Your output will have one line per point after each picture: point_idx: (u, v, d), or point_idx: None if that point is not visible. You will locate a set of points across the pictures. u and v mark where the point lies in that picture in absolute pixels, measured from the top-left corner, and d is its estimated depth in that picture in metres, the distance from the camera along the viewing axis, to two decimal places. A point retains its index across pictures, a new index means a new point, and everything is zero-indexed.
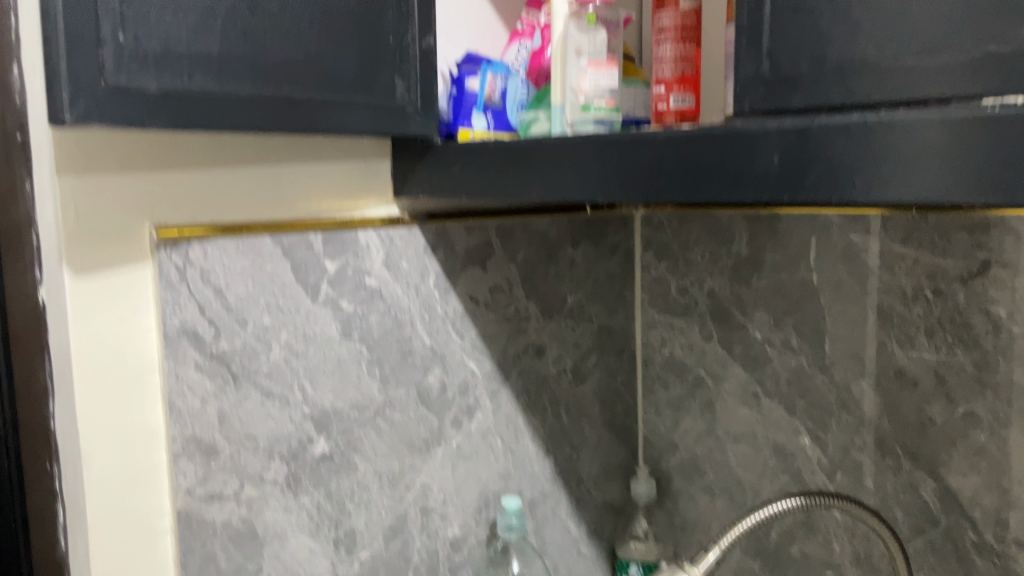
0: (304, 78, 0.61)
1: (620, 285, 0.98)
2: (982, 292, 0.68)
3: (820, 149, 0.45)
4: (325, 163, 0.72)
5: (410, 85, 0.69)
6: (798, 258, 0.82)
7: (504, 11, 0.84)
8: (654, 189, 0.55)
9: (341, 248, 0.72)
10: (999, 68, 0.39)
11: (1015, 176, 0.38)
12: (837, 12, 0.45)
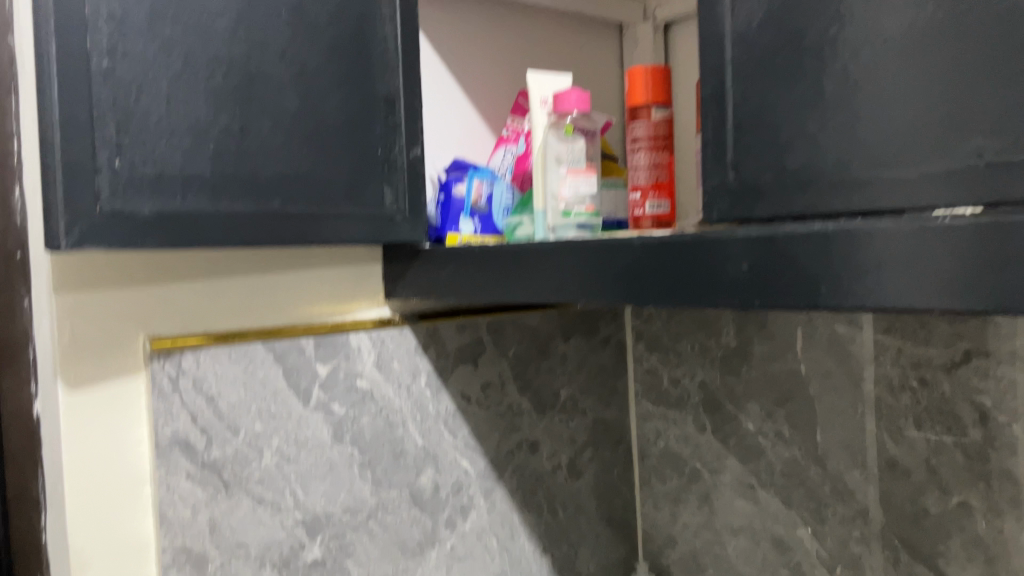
0: (294, 193, 0.63)
1: (614, 378, 0.99)
2: (966, 382, 0.69)
3: (787, 258, 0.47)
4: (317, 270, 0.74)
5: (398, 194, 0.72)
6: (785, 349, 0.83)
7: (492, 118, 0.87)
8: (634, 293, 0.57)
9: (333, 352, 0.74)
10: (948, 181, 0.41)
11: (966, 284, 0.39)
12: (794, 127, 0.47)
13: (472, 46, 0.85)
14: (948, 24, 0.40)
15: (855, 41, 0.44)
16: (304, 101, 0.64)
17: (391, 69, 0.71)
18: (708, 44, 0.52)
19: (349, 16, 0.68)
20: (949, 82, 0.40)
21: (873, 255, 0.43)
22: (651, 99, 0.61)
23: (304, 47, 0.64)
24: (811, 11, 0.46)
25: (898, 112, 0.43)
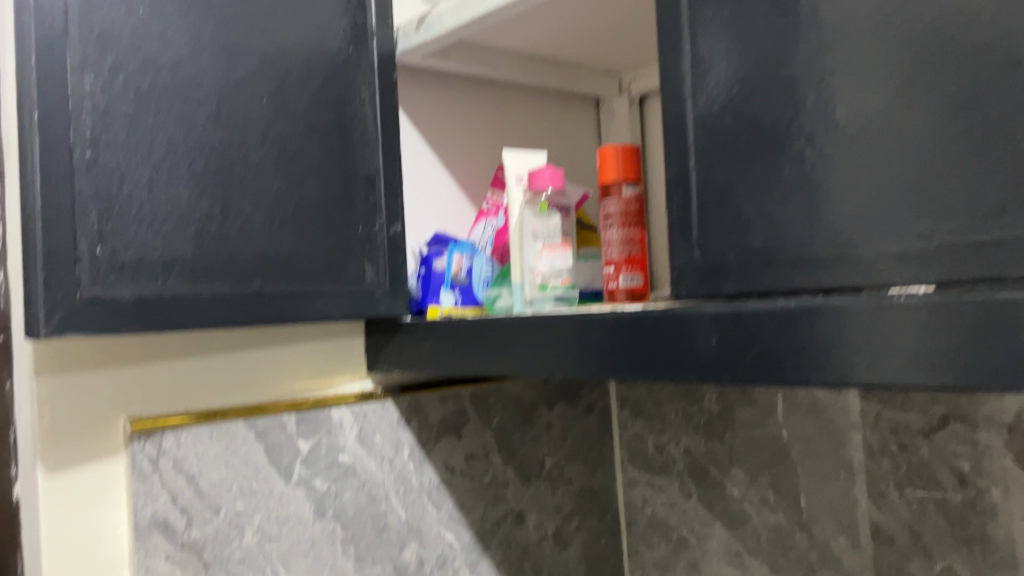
0: (275, 272, 0.64)
1: (599, 445, 0.99)
2: (944, 447, 0.69)
3: (753, 334, 0.48)
4: (299, 345, 0.75)
5: (379, 269, 0.73)
6: (767, 414, 0.83)
7: (473, 192, 0.89)
8: (609, 366, 0.58)
9: (315, 427, 0.74)
10: (903, 260, 0.42)
11: (928, 359, 0.40)
12: (756, 207, 0.49)
13: (453, 123, 0.87)
14: (897, 111, 0.42)
15: (810, 126, 0.46)
16: (286, 183, 0.65)
17: (371, 148, 0.73)
18: (673, 127, 0.54)
19: (331, 100, 0.70)
20: (901, 165, 0.42)
21: (836, 331, 0.44)
22: (622, 176, 0.63)
23: (286, 131, 0.66)
24: (767, 98, 0.48)
25: (853, 194, 0.44)
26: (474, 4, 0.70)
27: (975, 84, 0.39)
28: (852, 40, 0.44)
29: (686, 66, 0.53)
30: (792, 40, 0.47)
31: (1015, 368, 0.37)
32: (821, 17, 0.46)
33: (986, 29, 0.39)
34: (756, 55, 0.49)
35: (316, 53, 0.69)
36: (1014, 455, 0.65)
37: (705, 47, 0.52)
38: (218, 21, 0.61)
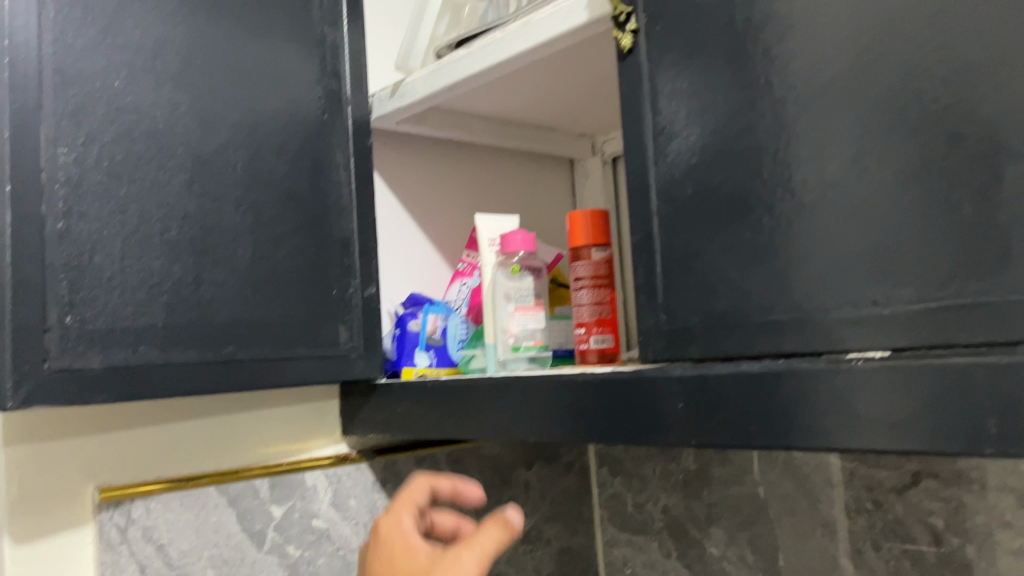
0: (246, 338, 0.64)
1: (577, 504, 0.99)
2: (917, 503, 0.70)
3: (719, 398, 0.48)
4: (272, 410, 0.75)
5: (353, 332, 0.73)
6: (743, 471, 0.83)
7: (448, 253, 0.90)
8: (580, 429, 0.58)
9: (288, 492, 0.74)
10: (860, 325, 0.43)
11: (888, 424, 0.41)
12: (718, 272, 0.50)
13: (428, 185, 0.89)
14: (851, 181, 0.44)
15: (767, 195, 0.47)
16: (260, 248, 0.66)
17: (346, 212, 0.74)
18: (637, 194, 0.55)
19: (305, 165, 0.71)
20: (857, 232, 0.43)
21: (799, 396, 0.45)
22: (591, 240, 0.65)
23: (260, 197, 0.67)
24: (726, 167, 0.50)
25: (811, 261, 0.45)
26: (447, 72, 0.72)
27: (923, 156, 0.41)
28: (805, 112, 0.46)
29: (648, 135, 0.54)
30: (748, 111, 0.49)
31: (972, 432, 0.38)
32: (774, 90, 0.47)
33: (931, 104, 0.41)
34: (714, 125, 0.50)
35: (290, 122, 0.70)
36: (988, 511, 0.65)
37: (666, 117, 0.53)
38: (193, 92, 0.63)
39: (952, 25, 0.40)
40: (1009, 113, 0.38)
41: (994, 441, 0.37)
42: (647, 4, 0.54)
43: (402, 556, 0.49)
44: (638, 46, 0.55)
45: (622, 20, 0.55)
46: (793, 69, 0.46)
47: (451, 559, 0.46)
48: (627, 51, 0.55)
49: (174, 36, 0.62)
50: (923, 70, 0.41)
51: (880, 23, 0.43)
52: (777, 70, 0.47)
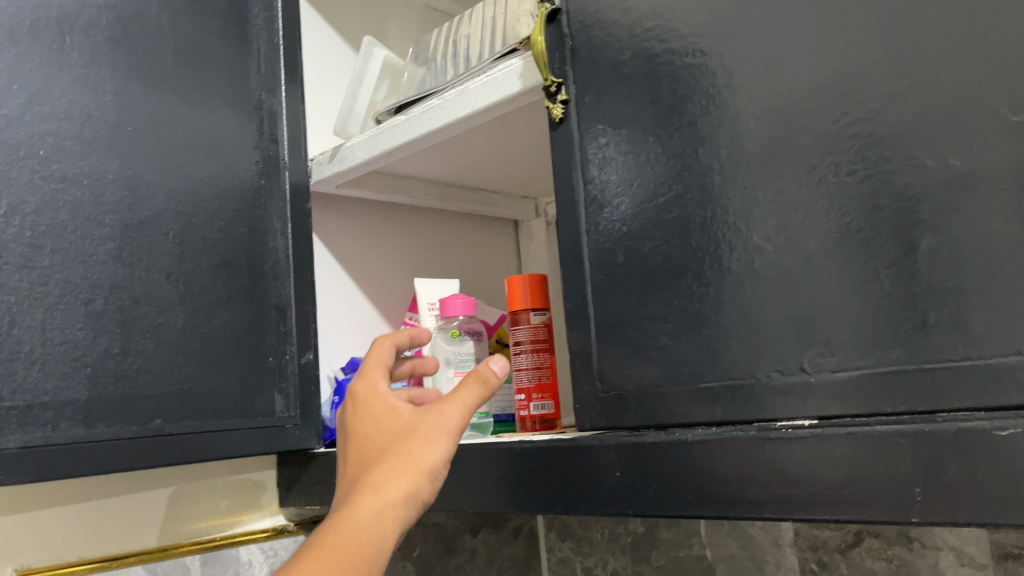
0: (176, 410, 0.62)
1: (525, 570, 0.98)
2: (860, 562, 0.70)
3: (654, 467, 0.48)
4: (207, 482, 0.74)
5: (289, 401, 0.72)
6: (690, 534, 0.83)
7: (391, 316, 0.90)
8: (517, 499, 0.56)
9: (222, 568, 0.72)
10: (790, 393, 0.43)
11: (821, 492, 0.41)
12: (649, 340, 0.50)
13: (369, 248, 0.88)
14: (775, 250, 0.44)
15: (696, 263, 0.48)
16: (192, 317, 0.64)
17: (283, 278, 0.73)
18: (571, 261, 0.55)
19: (241, 231, 0.70)
20: (781, 299, 0.44)
21: (731, 464, 0.44)
22: (530, 304, 0.65)
23: (192, 265, 0.65)
24: (656, 235, 0.50)
25: (740, 327, 0.46)
26: (385, 136, 0.72)
27: (841, 225, 0.42)
28: (729, 182, 0.47)
29: (580, 202, 0.55)
30: (676, 180, 0.49)
31: (898, 499, 0.38)
32: (700, 160, 0.48)
33: (846, 176, 0.42)
34: (643, 193, 0.51)
35: (225, 188, 0.69)
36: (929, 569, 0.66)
37: (597, 185, 0.54)
38: (123, 160, 0.62)
39: (863, 101, 0.41)
40: (920, 185, 0.39)
41: (920, 509, 0.37)
42: (577, 76, 0.55)
43: (375, 408, 0.44)
44: (569, 116, 0.56)
45: (553, 90, 0.56)
46: (717, 140, 0.47)
47: (434, 415, 0.42)
48: (559, 120, 0.56)
49: (103, 104, 0.61)
50: (838, 143, 0.42)
51: (796, 97, 0.44)
52: (702, 141, 0.48)
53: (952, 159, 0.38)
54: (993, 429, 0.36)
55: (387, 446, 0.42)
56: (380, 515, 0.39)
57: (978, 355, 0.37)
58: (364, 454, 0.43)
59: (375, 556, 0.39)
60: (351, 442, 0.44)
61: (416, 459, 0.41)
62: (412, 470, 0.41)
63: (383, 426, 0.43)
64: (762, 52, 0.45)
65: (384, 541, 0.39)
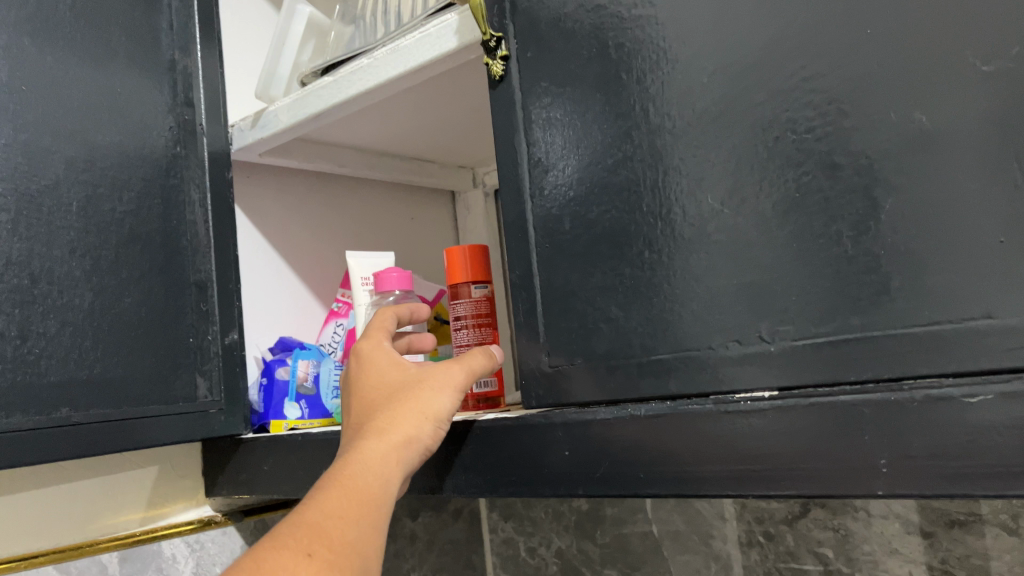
0: (84, 397, 0.57)
1: (466, 553, 0.95)
2: (808, 533, 0.69)
3: (604, 445, 0.46)
4: (122, 475, 0.69)
5: (211, 383, 0.67)
6: (635, 510, 0.81)
7: (322, 293, 0.85)
8: (458, 483, 0.53)
9: (141, 564, 0.68)
10: (749, 364, 0.41)
11: (783, 466, 0.39)
12: (598, 311, 0.47)
13: (296, 222, 0.83)
14: (729, 214, 0.42)
15: (646, 228, 0.45)
16: (100, 296, 0.59)
17: (202, 254, 0.68)
18: (514, 229, 0.52)
19: (154, 203, 0.65)
20: (737, 265, 0.42)
21: (687, 439, 0.42)
22: (471, 277, 0.62)
23: (98, 239, 0.60)
24: (603, 199, 0.47)
25: (694, 296, 0.43)
26: (311, 100, 0.67)
27: (800, 187, 0.40)
28: (681, 142, 0.44)
29: (523, 165, 0.51)
30: (624, 141, 0.46)
31: (861, 472, 0.36)
32: (650, 119, 0.45)
33: (805, 134, 0.39)
34: (590, 155, 0.48)
35: (134, 156, 0.64)
36: (874, 539, 0.66)
37: (541, 147, 0.50)
38: (15, 124, 0.56)
39: (821, 53, 0.39)
40: (882, 143, 0.37)
41: (885, 481, 0.35)
42: (517, 30, 0.51)
43: (379, 366, 0.50)
44: (509, 73, 0.52)
45: (492, 45, 0.52)
46: (667, 99, 0.45)
47: (437, 372, 0.49)
48: (499, 78, 0.52)
49: None
50: (795, 100, 0.40)
51: (751, 51, 0.41)
52: (652, 99, 0.45)
53: (918, 114, 0.36)
54: (962, 397, 0.34)
55: (392, 396, 0.47)
56: (389, 453, 0.44)
57: (944, 320, 0.35)
58: (368, 406, 0.48)
59: (383, 488, 0.43)
60: (356, 397, 0.49)
61: (421, 407, 0.47)
62: (418, 417, 0.47)
63: (389, 379, 0.49)
64: (713, 3, 0.42)
65: (391, 477, 0.44)
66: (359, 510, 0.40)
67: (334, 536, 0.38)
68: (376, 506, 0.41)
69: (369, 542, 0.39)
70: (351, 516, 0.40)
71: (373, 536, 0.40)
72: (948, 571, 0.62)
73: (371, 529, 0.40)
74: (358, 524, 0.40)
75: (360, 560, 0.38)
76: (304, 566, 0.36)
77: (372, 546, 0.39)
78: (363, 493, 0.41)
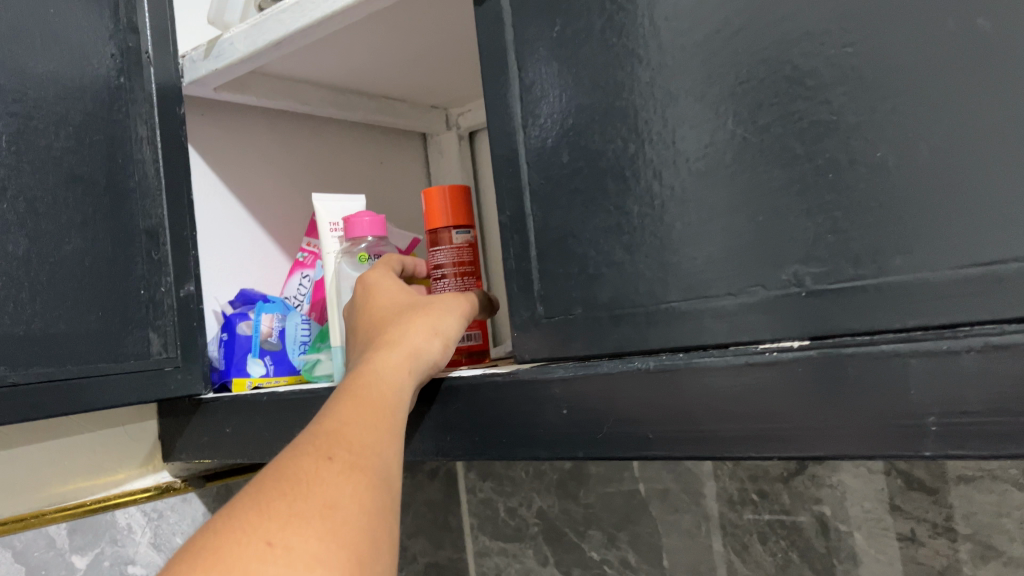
0: (22, 354, 0.51)
1: (444, 514, 0.92)
2: (805, 491, 0.66)
3: (608, 403, 0.41)
4: (70, 440, 0.63)
5: (165, 339, 0.61)
6: (622, 468, 0.78)
7: (286, 242, 0.79)
8: (443, 446, 0.48)
9: (94, 536, 0.62)
10: (773, 311, 0.37)
11: (815, 423, 0.35)
12: (601, 256, 0.42)
13: (256, 166, 0.77)
14: (752, 142, 0.37)
15: (656, 161, 0.40)
16: (35, 243, 0.52)
17: (152, 197, 0.62)
18: (504, 164, 0.46)
19: (96, 140, 0.58)
20: (761, 199, 0.37)
21: (702, 394, 0.38)
22: (451, 222, 0.57)
23: (33, 178, 0.53)
24: (606, 128, 0.42)
25: (710, 235, 0.39)
26: (269, 26, 0.61)
27: (835, 109, 0.35)
28: (696, 61, 0.39)
29: (514, 92, 0.46)
30: (629, 61, 0.41)
31: (908, 431, 0.32)
32: (660, 35, 0.40)
33: (842, 48, 0.34)
34: (589, 80, 0.42)
35: (72, 86, 0.57)
36: (875, 496, 0.63)
37: (533, 72, 0.45)
38: None
39: None
40: (934, 55, 0.32)
41: (934, 442, 0.32)
42: None
43: (385, 293, 0.50)
44: None
45: None
46: (680, 11, 0.39)
47: (442, 300, 0.49)
48: None
49: None
50: (832, 9, 0.35)
51: None
52: (663, 13, 0.40)
53: (981, 21, 0.31)
54: None
55: (399, 314, 0.47)
56: (400, 364, 0.43)
57: (1006, 259, 0.31)
58: (377, 324, 0.47)
59: (397, 396, 0.41)
60: (363, 321, 0.48)
61: (431, 322, 0.47)
62: (428, 332, 0.46)
63: (395, 302, 0.49)
64: None
65: (404, 389, 0.42)
66: (374, 417, 0.38)
67: (352, 441, 0.36)
68: (391, 414, 0.39)
69: (388, 445, 0.37)
70: (368, 421, 0.38)
71: (392, 442, 0.38)
72: (953, 527, 0.59)
73: (389, 436, 0.38)
74: (375, 425, 0.38)
75: (381, 460, 0.36)
76: (325, 468, 0.33)
77: (391, 450, 0.37)
78: (377, 401, 0.40)
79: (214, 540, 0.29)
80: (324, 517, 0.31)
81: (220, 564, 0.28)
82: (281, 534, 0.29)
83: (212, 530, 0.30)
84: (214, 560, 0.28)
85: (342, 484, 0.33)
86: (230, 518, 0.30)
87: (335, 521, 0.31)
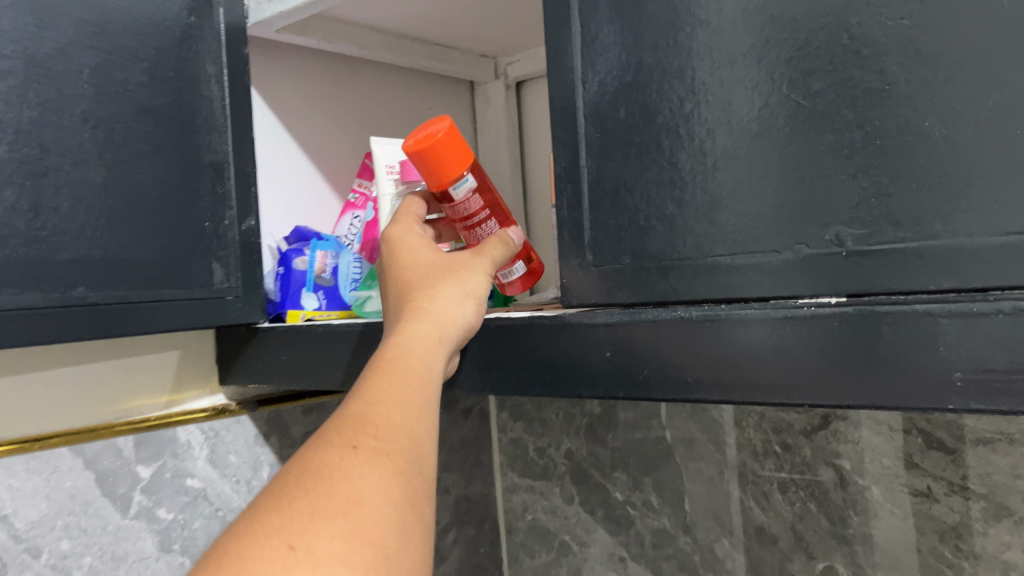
0: (101, 278, 0.54)
1: (475, 450, 0.96)
2: (826, 446, 0.69)
3: (651, 347, 0.44)
4: (138, 359, 0.68)
5: (228, 270, 0.65)
6: (650, 416, 0.81)
7: (338, 182, 0.82)
8: (489, 381, 0.52)
9: (157, 450, 0.67)
10: (815, 268, 0.39)
11: (848, 377, 0.37)
12: (652, 209, 0.45)
13: (311, 106, 0.79)
14: (806, 108, 0.39)
15: (709, 120, 0.42)
16: (113, 172, 0.56)
17: (218, 133, 0.65)
18: (562, 117, 0.48)
19: (167, 75, 0.61)
20: (809, 164, 0.39)
21: (740, 345, 0.41)
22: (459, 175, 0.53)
23: (111, 110, 0.56)
24: (664, 86, 0.44)
25: (759, 194, 0.41)
26: None
27: (888, 79, 0.37)
28: (756, 24, 0.40)
29: (576, 46, 0.47)
30: (690, 22, 0.43)
31: (934, 384, 0.35)
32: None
33: (900, 19, 0.36)
34: (651, 37, 0.44)
35: (147, 23, 0.59)
36: (895, 453, 0.65)
37: (594, 28, 0.46)
38: None
39: None
40: (990, 30, 0.34)
41: (958, 395, 0.34)
42: None
43: (411, 251, 0.52)
44: None
45: None
46: None
47: (465, 258, 0.52)
48: None
49: None
50: None
51: None
52: None
53: None
54: None
55: (426, 280, 0.49)
56: (429, 333, 0.46)
57: None
58: (407, 288, 0.50)
59: (426, 367, 0.44)
60: (394, 283, 0.51)
61: (456, 287, 0.49)
62: (456, 298, 0.49)
63: (421, 263, 0.51)
64: None
65: (433, 358, 0.45)
66: (401, 395, 0.41)
67: (379, 424, 0.38)
68: (418, 389, 0.42)
69: (414, 420, 0.40)
70: (394, 399, 0.40)
71: (419, 417, 0.40)
72: (970, 487, 0.62)
73: (416, 415, 0.40)
74: (400, 400, 0.40)
75: (407, 437, 0.39)
76: (349, 460, 0.36)
77: (419, 424, 0.40)
78: (404, 377, 0.42)
79: (237, 544, 0.31)
80: (346, 514, 0.33)
81: (243, 569, 0.30)
82: (303, 536, 0.31)
83: (238, 532, 0.32)
84: (237, 564, 0.30)
85: (366, 475, 0.35)
86: (252, 522, 0.32)
87: (357, 518, 0.33)
